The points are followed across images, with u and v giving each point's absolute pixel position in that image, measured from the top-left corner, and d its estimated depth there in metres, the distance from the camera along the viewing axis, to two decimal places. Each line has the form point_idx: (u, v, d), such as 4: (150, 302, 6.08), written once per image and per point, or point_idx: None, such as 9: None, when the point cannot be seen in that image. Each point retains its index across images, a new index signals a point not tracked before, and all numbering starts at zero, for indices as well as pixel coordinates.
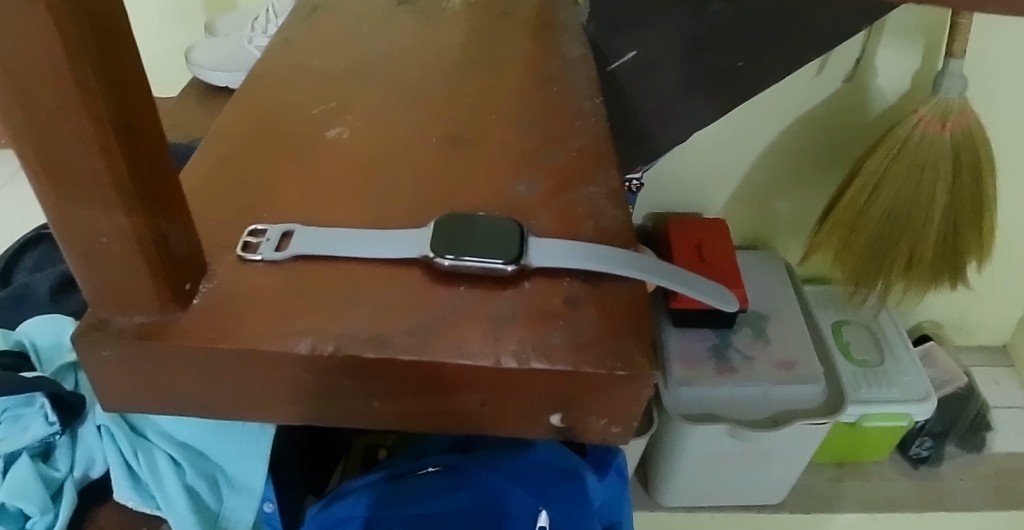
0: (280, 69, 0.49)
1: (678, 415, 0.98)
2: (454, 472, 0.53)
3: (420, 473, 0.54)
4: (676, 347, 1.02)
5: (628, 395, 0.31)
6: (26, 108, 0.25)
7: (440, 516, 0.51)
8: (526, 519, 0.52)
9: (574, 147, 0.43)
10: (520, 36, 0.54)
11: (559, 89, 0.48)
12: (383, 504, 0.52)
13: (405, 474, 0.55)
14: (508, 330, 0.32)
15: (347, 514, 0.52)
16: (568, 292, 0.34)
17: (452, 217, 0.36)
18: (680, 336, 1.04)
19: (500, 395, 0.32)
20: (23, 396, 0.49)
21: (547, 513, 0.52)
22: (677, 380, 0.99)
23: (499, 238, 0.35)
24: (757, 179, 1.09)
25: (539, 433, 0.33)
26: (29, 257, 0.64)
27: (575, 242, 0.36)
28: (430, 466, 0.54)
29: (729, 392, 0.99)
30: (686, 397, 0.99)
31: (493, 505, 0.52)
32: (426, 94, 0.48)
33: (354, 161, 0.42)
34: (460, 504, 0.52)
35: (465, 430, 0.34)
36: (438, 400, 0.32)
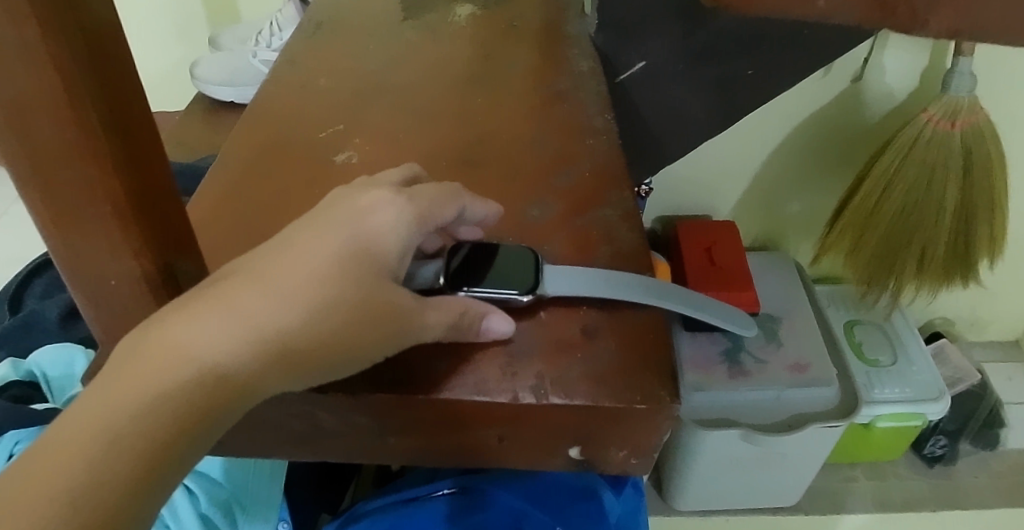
0: (288, 92, 0.49)
1: (691, 421, 0.97)
2: (471, 495, 0.53)
3: (434, 495, 0.53)
4: (688, 352, 1.01)
5: (648, 428, 0.31)
6: (35, 156, 0.25)
7: None
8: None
9: (586, 166, 0.43)
10: (527, 50, 0.54)
11: (569, 105, 0.48)
12: None
13: (418, 497, 0.53)
14: (525, 364, 0.31)
15: None
16: (585, 321, 0.33)
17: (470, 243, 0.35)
18: (692, 340, 1.03)
19: (517, 430, 0.31)
20: (36, 428, 0.49)
21: None
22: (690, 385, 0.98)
23: (512, 268, 0.34)
24: (766, 179, 1.08)
25: (557, 465, 0.33)
26: (37, 283, 0.64)
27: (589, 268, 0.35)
28: (445, 488, 0.53)
29: (743, 396, 0.98)
30: (699, 403, 0.98)
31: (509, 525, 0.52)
32: (436, 114, 0.47)
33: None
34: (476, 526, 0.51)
35: (483, 464, 0.33)
36: (465, 348, 0.32)
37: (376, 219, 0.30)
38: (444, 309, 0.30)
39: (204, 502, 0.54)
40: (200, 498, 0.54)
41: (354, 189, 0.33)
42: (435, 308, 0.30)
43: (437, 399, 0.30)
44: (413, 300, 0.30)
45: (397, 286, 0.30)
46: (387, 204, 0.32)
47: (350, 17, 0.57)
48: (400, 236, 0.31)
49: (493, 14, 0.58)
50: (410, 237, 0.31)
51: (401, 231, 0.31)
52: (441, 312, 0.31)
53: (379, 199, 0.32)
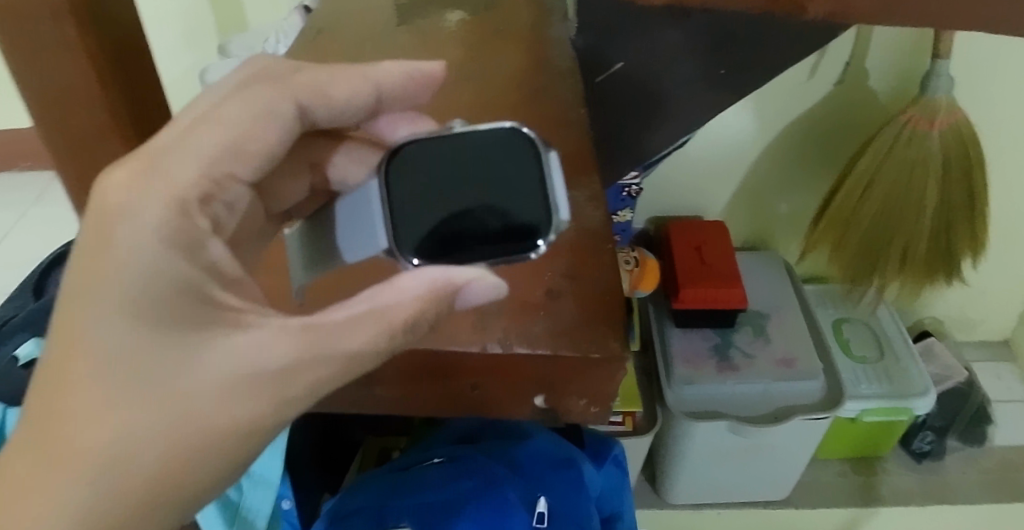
0: None
1: (681, 412, 1.01)
2: (460, 461, 0.58)
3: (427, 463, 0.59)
4: (679, 346, 1.06)
5: (603, 378, 0.34)
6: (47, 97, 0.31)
7: (444, 501, 0.54)
8: (528, 504, 0.56)
9: (560, 153, 0.47)
10: (511, 52, 0.58)
11: (547, 102, 0.52)
12: (390, 495, 0.55)
13: (411, 465, 0.60)
14: (494, 319, 0.35)
15: (360, 505, 0.56)
16: (550, 285, 0.37)
17: (400, 178, 0.37)
18: (683, 336, 1.07)
19: (489, 380, 0.35)
20: None
21: (546, 499, 0.56)
22: (680, 378, 1.03)
23: (480, 210, 0.35)
24: (753, 181, 1.12)
25: (526, 415, 0.36)
26: (59, 271, 0.69)
27: (506, 153, 0.37)
28: (436, 458, 0.59)
29: (732, 389, 1.02)
30: (688, 395, 1.02)
31: (494, 490, 0.55)
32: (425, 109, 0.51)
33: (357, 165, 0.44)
34: (462, 490, 0.55)
35: (462, 413, 0.37)
36: None
37: (127, 243, 0.30)
38: (364, 334, 0.32)
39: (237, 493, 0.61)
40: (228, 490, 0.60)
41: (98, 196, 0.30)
42: (271, 345, 0.31)
43: (415, 350, 0.34)
44: (249, 343, 0.30)
45: (195, 347, 0.30)
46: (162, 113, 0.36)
47: (348, 23, 0.62)
48: (158, 244, 0.30)
49: (487, 20, 0.62)
50: (224, 191, 0.35)
51: (160, 237, 0.30)
52: (286, 345, 0.31)
53: (130, 213, 0.30)
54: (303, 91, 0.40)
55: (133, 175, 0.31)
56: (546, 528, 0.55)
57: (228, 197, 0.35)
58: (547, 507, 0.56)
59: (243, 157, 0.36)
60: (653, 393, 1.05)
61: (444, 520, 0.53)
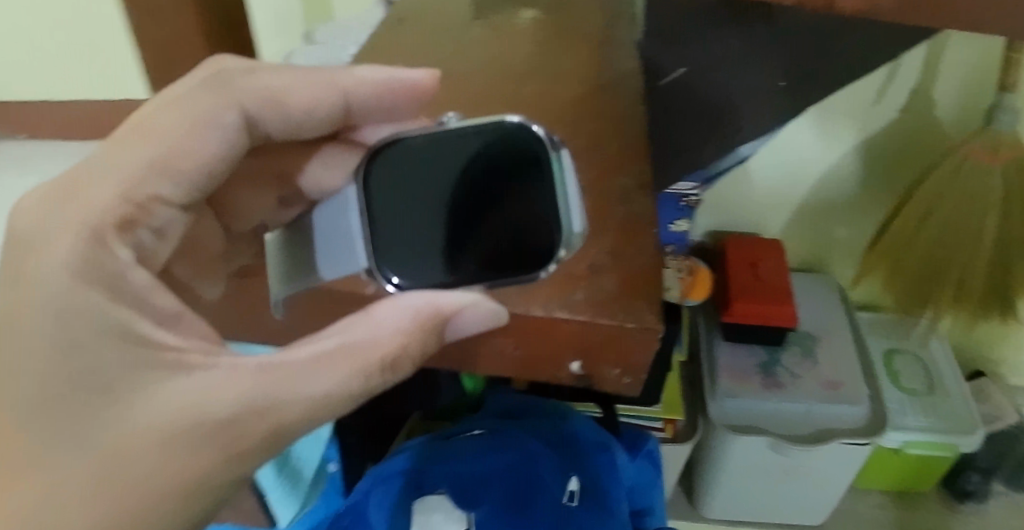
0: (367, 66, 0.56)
1: (721, 424, 1.01)
2: (498, 435, 0.60)
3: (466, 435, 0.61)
4: (725, 361, 1.06)
5: (636, 348, 0.38)
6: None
7: (482, 473, 0.58)
8: (559, 484, 0.58)
9: (616, 145, 0.49)
10: (580, 46, 0.59)
11: (609, 95, 0.54)
12: (431, 460, 0.59)
13: (452, 435, 0.61)
14: (541, 285, 0.40)
15: (400, 468, 0.59)
16: (593, 260, 0.42)
17: (389, 191, 0.39)
18: (730, 350, 1.07)
19: (533, 340, 0.40)
20: None
21: (577, 479, 0.59)
22: (724, 391, 1.03)
23: (474, 229, 0.36)
24: (811, 202, 1.11)
25: (563, 379, 0.40)
26: None
27: (492, 162, 0.37)
28: (475, 430, 0.61)
29: (774, 407, 1.01)
30: (730, 408, 1.03)
31: (527, 466, 0.58)
32: (492, 94, 0.53)
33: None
34: (499, 463, 0.58)
35: (508, 371, 0.41)
36: None
37: (57, 271, 0.35)
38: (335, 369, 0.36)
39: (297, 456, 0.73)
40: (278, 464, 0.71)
41: (15, 228, 0.37)
42: (212, 395, 0.35)
43: None
44: (199, 380, 0.35)
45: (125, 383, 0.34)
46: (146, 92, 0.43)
47: (426, 10, 0.65)
48: (77, 265, 0.36)
49: (557, 20, 0.61)
50: (147, 215, 0.41)
51: (77, 271, 0.35)
52: (241, 381, 0.35)
53: (49, 248, 0.36)
54: (251, 99, 0.46)
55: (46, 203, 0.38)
56: (576, 506, 0.57)
57: (154, 221, 0.41)
58: (579, 486, 0.58)
59: (168, 176, 0.42)
60: (696, 404, 1.06)
61: (476, 486, 0.58)
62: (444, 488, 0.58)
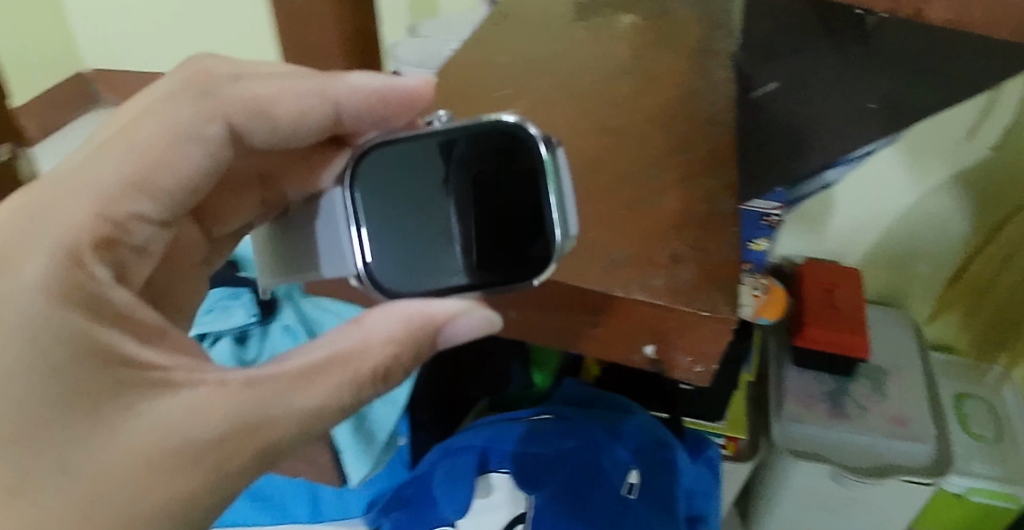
0: (471, 52, 0.58)
1: (783, 448, 0.99)
2: (565, 421, 0.61)
3: (535, 417, 0.62)
4: (792, 386, 1.03)
5: (708, 335, 0.41)
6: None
7: (547, 456, 0.59)
8: (619, 475, 0.59)
9: (704, 148, 0.51)
10: (676, 51, 0.60)
11: (701, 101, 0.56)
12: (498, 440, 0.60)
13: (519, 417, 0.63)
14: (623, 268, 0.43)
15: (468, 444, 0.60)
16: (674, 250, 0.44)
17: (378, 199, 0.43)
18: (798, 375, 1.04)
19: (610, 321, 0.42)
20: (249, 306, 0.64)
21: (637, 472, 0.59)
22: (789, 415, 1.00)
23: (470, 234, 0.40)
24: (895, 233, 1.08)
25: (636, 360, 0.43)
26: None
27: (476, 175, 0.40)
28: (544, 413, 0.62)
29: (839, 437, 0.98)
30: (795, 433, 1.00)
31: (589, 455, 0.59)
32: (589, 90, 0.55)
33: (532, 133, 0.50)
34: (563, 448, 0.59)
35: (583, 350, 0.44)
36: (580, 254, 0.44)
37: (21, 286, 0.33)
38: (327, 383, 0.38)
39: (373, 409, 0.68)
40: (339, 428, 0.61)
41: None
42: (200, 413, 0.35)
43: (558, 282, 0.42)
44: (176, 405, 0.35)
45: (93, 409, 0.33)
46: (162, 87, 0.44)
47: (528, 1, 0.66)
48: (43, 279, 0.33)
49: (655, 26, 0.62)
50: (127, 234, 0.39)
51: (45, 289, 0.33)
52: (226, 400, 0.36)
53: (18, 267, 0.33)
54: (238, 109, 0.45)
55: (19, 214, 0.35)
56: (634, 499, 0.58)
57: (134, 238, 0.40)
58: (639, 479, 0.59)
59: (146, 193, 0.40)
60: (759, 425, 1.04)
61: (540, 468, 0.58)
62: (508, 468, 0.59)
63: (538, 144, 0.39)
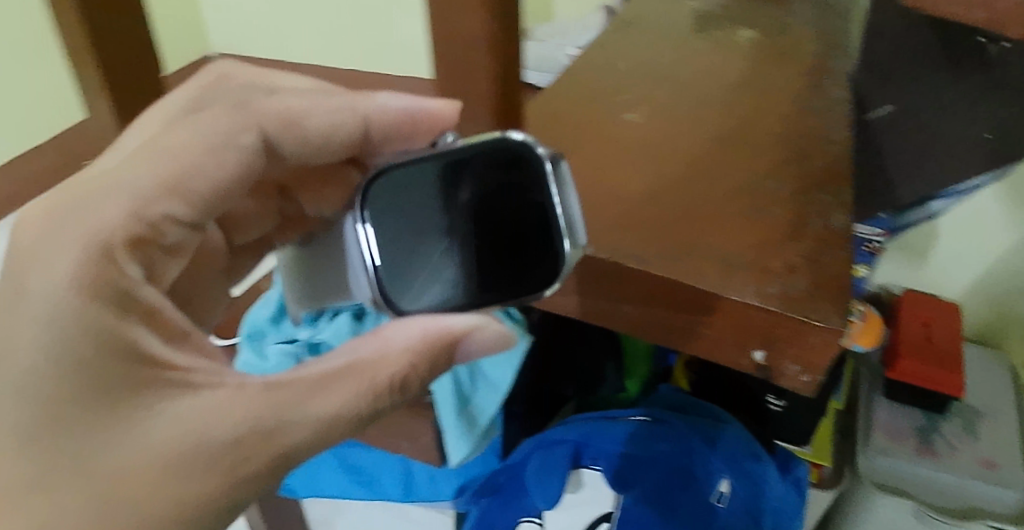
0: (592, 57, 0.59)
1: (868, 481, 0.96)
2: (661, 424, 0.61)
3: (629, 417, 0.61)
4: (882, 417, 0.98)
5: (821, 346, 0.40)
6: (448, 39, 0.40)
7: (641, 458, 0.60)
8: (709, 483, 0.60)
9: (820, 165, 0.51)
10: (793, 69, 0.60)
11: (817, 119, 0.55)
12: (594, 436, 0.60)
13: (614, 415, 0.61)
14: (739, 273, 0.43)
15: (564, 437, 0.59)
16: (789, 261, 0.44)
17: (374, 225, 0.37)
18: (889, 408, 0.99)
19: (722, 323, 0.42)
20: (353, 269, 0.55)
21: (728, 481, 0.60)
22: (876, 447, 0.95)
23: (475, 253, 0.35)
24: (1001, 271, 1.04)
25: (743, 365, 0.43)
26: None
27: (469, 189, 0.35)
28: (638, 414, 0.61)
29: (927, 475, 0.93)
30: (880, 466, 0.95)
31: (683, 461, 0.60)
32: (706, 100, 0.55)
33: (651, 137, 0.51)
34: (656, 452, 0.60)
35: (690, 351, 0.44)
36: (694, 255, 0.44)
37: (52, 274, 0.32)
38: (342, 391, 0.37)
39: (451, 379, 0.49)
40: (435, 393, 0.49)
41: (18, 236, 0.34)
42: (215, 416, 0.34)
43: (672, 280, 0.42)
44: (199, 406, 0.34)
45: (111, 412, 0.32)
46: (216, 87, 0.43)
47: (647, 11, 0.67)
48: (72, 270, 0.33)
49: (773, 42, 0.63)
50: (159, 235, 0.36)
51: (77, 286, 0.32)
52: (245, 403, 0.35)
53: (49, 263, 0.32)
54: (273, 122, 0.41)
55: (51, 218, 0.33)
56: (723, 508, 0.59)
57: (167, 240, 0.37)
58: (729, 489, 0.60)
59: (179, 196, 0.37)
60: (844, 455, 1.01)
61: (632, 469, 0.59)
62: (601, 465, 0.60)
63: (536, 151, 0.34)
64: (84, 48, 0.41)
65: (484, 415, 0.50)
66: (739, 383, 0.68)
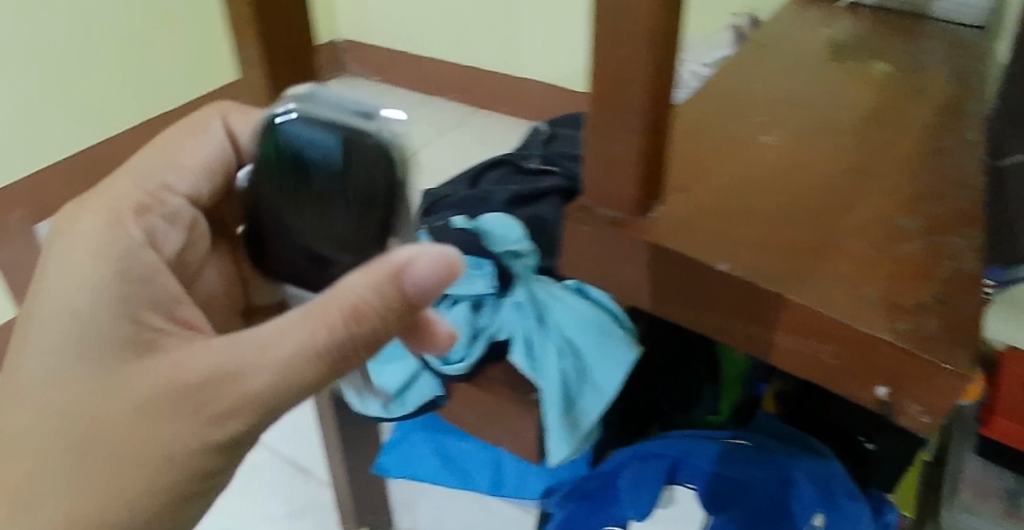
0: (728, 78, 0.59)
1: None
2: (760, 448, 0.55)
3: (726, 437, 0.55)
4: (970, 474, 0.91)
5: (952, 389, 0.39)
6: (607, 87, 0.40)
7: (729, 478, 0.54)
8: (804, 516, 0.53)
9: (953, 206, 0.50)
10: (926, 108, 0.59)
11: (951, 159, 0.54)
12: (689, 452, 0.54)
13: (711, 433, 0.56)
14: (871, 306, 0.42)
15: (658, 451, 0.54)
16: (923, 300, 0.43)
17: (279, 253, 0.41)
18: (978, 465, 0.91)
19: (851, 354, 0.42)
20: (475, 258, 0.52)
21: (824, 516, 0.53)
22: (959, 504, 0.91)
23: (326, 185, 0.36)
24: None
25: (865, 399, 0.42)
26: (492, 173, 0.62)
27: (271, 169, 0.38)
28: (737, 436, 0.56)
29: None
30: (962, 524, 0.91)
31: (774, 487, 0.54)
32: (838, 130, 0.55)
33: (784, 158, 0.51)
34: (747, 474, 0.54)
35: (812, 378, 0.44)
36: (827, 282, 0.43)
37: (90, 268, 0.38)
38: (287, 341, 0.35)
39: (555, 362, 0.47)
40: (523, 365, 0.47)
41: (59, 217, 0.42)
42: (184, 368, 0.36)
43: (804, 305, 0.41)
44: (178, 357, 0.36)
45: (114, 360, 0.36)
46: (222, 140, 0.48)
47: (782, 38, 0.66)
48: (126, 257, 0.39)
49: (908, 80, 0.61)
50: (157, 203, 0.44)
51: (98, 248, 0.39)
52: (205, 356, 0.36)
53: (74, 222, 0.40)
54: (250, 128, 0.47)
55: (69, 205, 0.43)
56: None
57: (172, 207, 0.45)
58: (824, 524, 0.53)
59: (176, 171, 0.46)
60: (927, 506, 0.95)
61: (720, 488, 0.54)
62: (695, 485, 0.54)
63: (287, 114, 0.36)
64: (250, 20, 0.45)
65: (589, 417, 0.47)
66: (843, 416, 0.62)
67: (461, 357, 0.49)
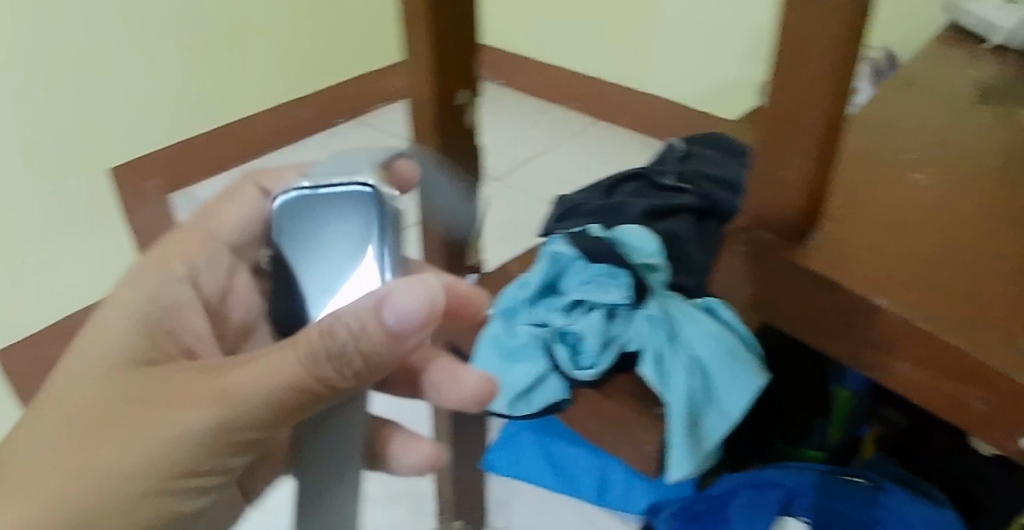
0: (875, 116, 0.59)
1: None
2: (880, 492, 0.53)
3: (848, 479, 0.54)
4: None
5: None
6: (780, 116, 0.39)
7: (837, 513, 0.54)
8: None
9: None
10: None
11: None
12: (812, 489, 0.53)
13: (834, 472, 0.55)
14: None
15: (777, 481, 0.53)
16: None
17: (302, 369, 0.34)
18: None
19: (1004, 402, 0.39)
20: (610, 268, 0.49)
21: None
22: None
23: (322, 251, 0.33)
24: None
25: (1013, 451, 0.40)
26: (628, 186, 0.59)
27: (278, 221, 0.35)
28: (858, 476, 0.54)
29: None
30: None
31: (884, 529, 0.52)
32: (989, 175, 0.53)
33: (918, 200, 0.50)
34: (857, 512, 0.53)
35: (958, 423, 0.42)
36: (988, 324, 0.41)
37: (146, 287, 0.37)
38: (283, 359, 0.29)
39: (684, 380, 0.46)
40: (652, 378, 0.46)
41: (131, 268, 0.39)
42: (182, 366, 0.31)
43: (956, 346, 0.40)
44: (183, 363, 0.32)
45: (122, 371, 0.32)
46: (257, 204, 0.41)
47: (929, 81, 0.65)
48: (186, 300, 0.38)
49: None
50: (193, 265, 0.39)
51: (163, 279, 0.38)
52: (214, 360, 0.32)
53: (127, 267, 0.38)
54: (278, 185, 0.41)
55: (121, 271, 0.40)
56: None
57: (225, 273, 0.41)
58: None
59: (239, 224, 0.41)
60: None
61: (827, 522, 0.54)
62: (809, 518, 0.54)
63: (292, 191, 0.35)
64: (423, 11, 0.43)
65: (712, 437, 0.46)
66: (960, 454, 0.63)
67: (592, 365, 0.47)
